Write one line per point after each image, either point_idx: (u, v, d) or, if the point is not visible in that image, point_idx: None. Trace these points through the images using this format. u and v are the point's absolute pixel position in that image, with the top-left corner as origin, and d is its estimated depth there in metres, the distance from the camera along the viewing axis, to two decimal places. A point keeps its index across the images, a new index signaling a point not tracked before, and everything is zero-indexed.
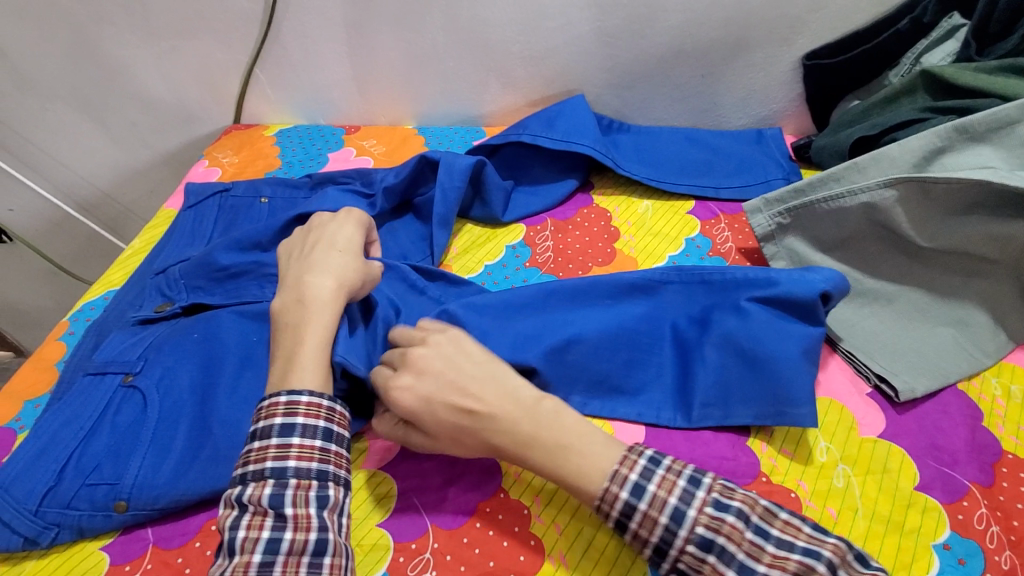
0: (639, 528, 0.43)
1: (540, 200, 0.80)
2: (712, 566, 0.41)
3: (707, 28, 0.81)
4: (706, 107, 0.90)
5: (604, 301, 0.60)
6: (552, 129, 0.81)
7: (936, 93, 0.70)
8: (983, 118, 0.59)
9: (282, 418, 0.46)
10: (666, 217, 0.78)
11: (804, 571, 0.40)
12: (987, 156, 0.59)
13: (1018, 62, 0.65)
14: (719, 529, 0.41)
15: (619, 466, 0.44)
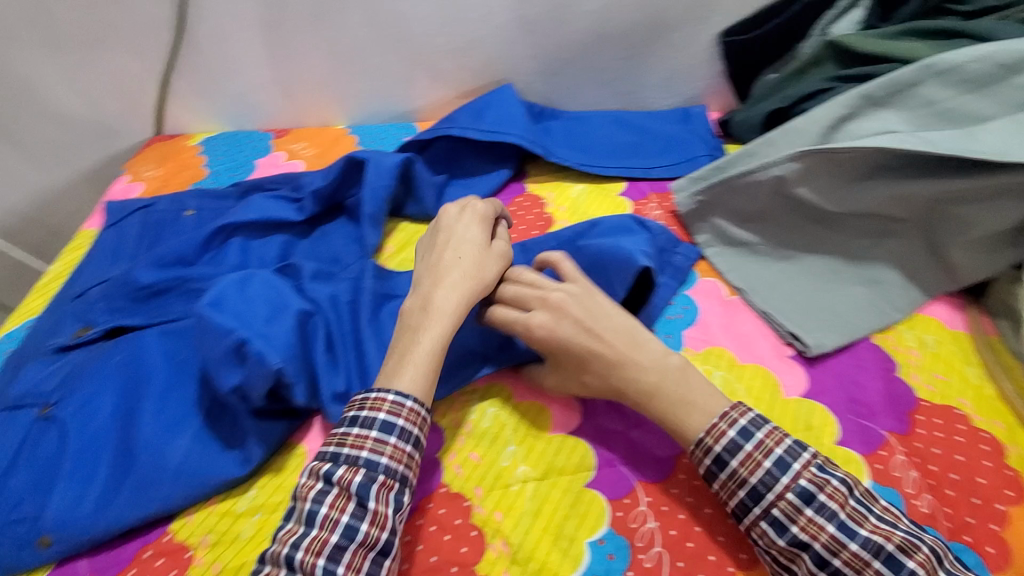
0: (739, 471, 0.46)
1: (474, 192, 0.80)
2: (810, 518, 0.43)
3: (624, 11, 0.83)
4: (633, 89, 0.92)
5: None
6: (480, 120, 0.81)
7: (843, 62, 0.72)
8: (883, 83, 0.61)
9: (385, 414, 0.49)
10: (599, 200, 0.79)
11: (907, 546, 0.41)
12: (889, 120, 0.62)
13: (919, 26, 0.67)
14: (822, 486, 0.44)
15: (732, 410, 0.48)
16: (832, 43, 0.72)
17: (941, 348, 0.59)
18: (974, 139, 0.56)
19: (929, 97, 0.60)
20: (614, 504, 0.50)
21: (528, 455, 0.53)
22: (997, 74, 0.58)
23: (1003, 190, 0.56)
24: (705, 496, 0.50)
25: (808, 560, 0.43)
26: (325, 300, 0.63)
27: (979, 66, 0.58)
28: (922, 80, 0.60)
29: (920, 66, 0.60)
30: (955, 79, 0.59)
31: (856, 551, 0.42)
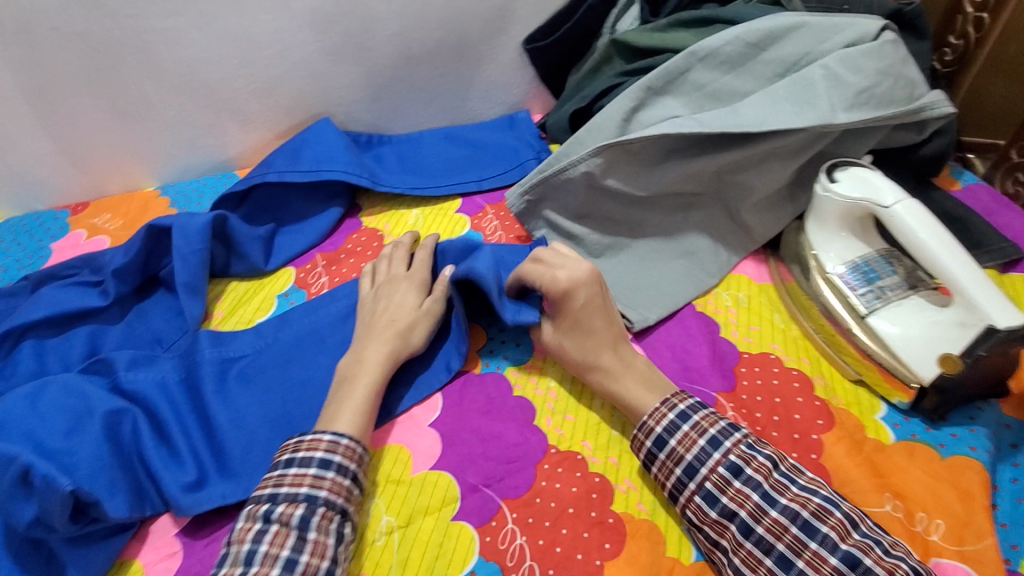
0: (677, 449, 0.49)
1: (305, 236, 0.77)
2: (737, 489, 0.46)
3: (427, 30, 0.84)
4: (457, 104, 0.93)
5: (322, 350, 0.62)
6: (298, 160, 0.78)
7: (628, 57, 0.78)
8: (659, 74, 0.66)
9: (323, 451, 0.48)
10: (436, 221, 0.80)
11: (821, 513, 0.44)
12: (671, 105, 0.67)
13: (681, 17, 0.74)
14: (749, 461, 0.47)
15: (673, 397, 0.52)
16: (615, 41, 0.77)
17: (751, 301, 0.65)
18: (742, 113, 0.61)
19: (698, 81, 0.66)
20: (482, 530, 0.50)
21: (391, 503, 0.51)
22: (747, 52, 0.65)
23: (772, 154, 0.63)
24: (566, 496, 0.51)
25: (735, 530, 0.46)
26: (149, 387, 0.57)
27: (732, 47, 0.65)
28: (690, 67, 0.66)
29: (686, 55, 0.65)
30: (716, 62, 0.65)
31: (775, 517, 0.44)
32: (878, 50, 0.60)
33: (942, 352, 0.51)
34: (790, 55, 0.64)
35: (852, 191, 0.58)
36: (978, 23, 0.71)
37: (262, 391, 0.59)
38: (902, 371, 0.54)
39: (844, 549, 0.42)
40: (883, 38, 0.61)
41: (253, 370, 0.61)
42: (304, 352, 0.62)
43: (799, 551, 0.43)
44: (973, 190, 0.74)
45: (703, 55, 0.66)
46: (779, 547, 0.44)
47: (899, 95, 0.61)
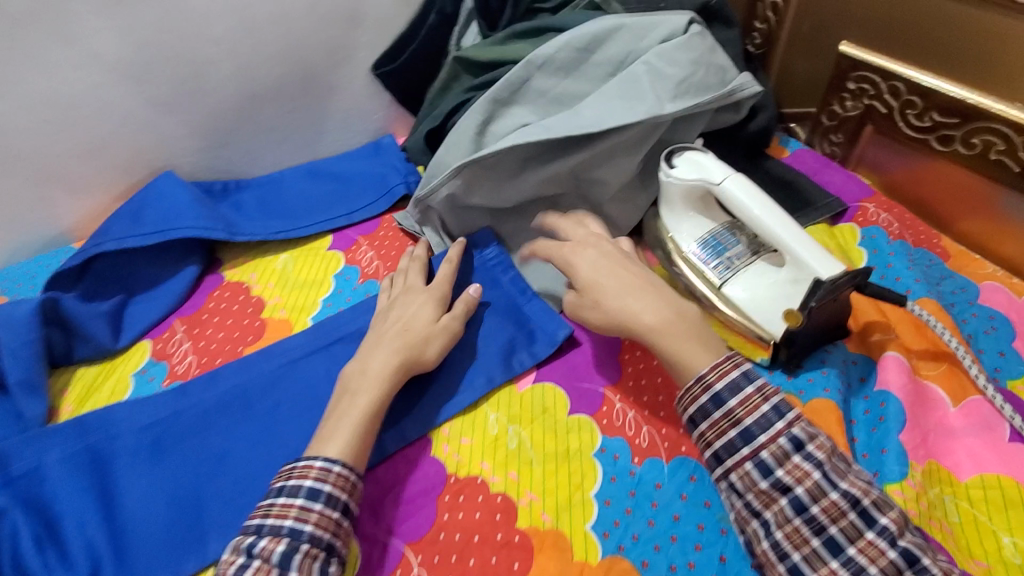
0: (735, 410, 0.46)
1: (159, 303, 0.70)
2: (796, 463, 0.44)
3: (266, 66, 0.81)
4: (316, 137, 0.90)
5: (231, 419, 0.59)
6: (141, 223, 0.71)
7: (474, 73, 0.79)
8: (502, 85, 0.68)
9: (312, 480, 0.47)
10: (308, 263, 0.76)
11: (881, 503, 0.43)
12: (520, 113, 0.69)
13: (516, 29, 0.77)
14: (813, 438, 0.45)
15: (739, 356, 0.49)
16: (459, 58, 0.78)
17: None
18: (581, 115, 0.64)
19: (540, 87, 0.69)
20: None
21: None
22: (577, 57, 0.68)
23: (616, 148, 0.66)
24: (470, 523, 0.50)
25: (785, 505, 0.44)
26: (51, 471, 0.55)
27: (564, 53, 0.68)
28: (530, 75, 0.68)
29: (524, 64, 0.67)
30: (553, 68, 0.68)
31: (833, 499, 0.43)
32: (687, 43, 0.65)
33: (786, 309, 0.55)
34: (616, 55, 0.68)
35: (688, 175, 0.62)
36: (774, 6, 0.81)
37: (175, 466, 0.56)
38: (756, 330, 0.58)
39: (900, 544, 0.41)
40: (690, 32, 0.67)
41: (170, 441, 0.58)
42: (225, 418, 0.59)
43: (852, 536, 0.42)
44: (798, 155, 0.83)
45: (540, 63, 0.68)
46: (830, 530, 0.43)
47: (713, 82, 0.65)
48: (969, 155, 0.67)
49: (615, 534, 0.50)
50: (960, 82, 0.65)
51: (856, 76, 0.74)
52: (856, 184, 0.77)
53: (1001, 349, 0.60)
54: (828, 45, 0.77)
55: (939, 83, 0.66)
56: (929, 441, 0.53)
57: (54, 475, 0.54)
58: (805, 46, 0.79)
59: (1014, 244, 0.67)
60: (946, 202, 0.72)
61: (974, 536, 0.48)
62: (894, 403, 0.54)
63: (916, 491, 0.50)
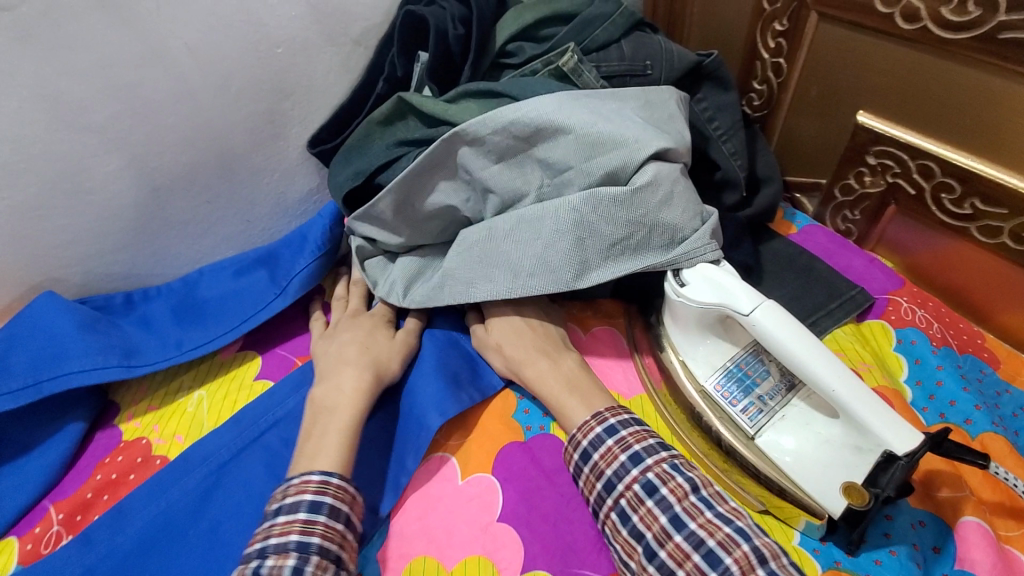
0: (599, 464, 0.48)
1: (32, 479, 0.54)
2: (648, 508, 0.44)
3: (170, 154, 0.65)
4: (243, 226, 0.75)
5: (164, 554, 0.51)
6: (8, 371, 0.57)
7: (420, 117, 0.65)
8: (423, 160, 0.59)
9: (312, 493, 0.45)
10: (227, 403, 0.62)
11: (728, 543, 0.41)
12: (449, 189, 0.62)
13: (471, 87, 0.62)
14: (666, 480, 0.45)
15: (604, 409, 0.51)
16: (403, 99, 0.64)
17: None
18: (498, 265, 0.56)
19: (467, 165, 0.59)
20: None
21: None
22: (515, 145, 0.57)
23: None
24: None
25: (642, 554, 0.44)
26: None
27: (499, 137, 0.57)
28: (457, 146, 0.58)
29: (446, 139, 0.57)
30: (483, 150, 0.58)
31: (678, 542, 0.42)
32: (629, 195, 0.53)
33: (847, 482, 0.44)
34: (554, 162, 0.56)
35: (707, 298, 0.50)
36: (776, 66, 0.70)
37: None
38: (800, 496, 0.46)
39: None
40: (635, 183, 0.53)
41: None
42: (155, 557, 0.51)
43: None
44: (809, 233, 0.72)
45: (470, 137, 0.57)
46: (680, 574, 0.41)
47: (653, 244, 0.54)
48: (1017, 250, 0.56)
49: None
50: (1008, 168, 0.54)
51: (877, 151, 0.63)
52: (880, 271, 0.67)
53: None
54: (841, 111, 0.66)
55: (977, 164, 0.56)
56: None
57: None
58: (814, 109, 0.69)
59: None
60: (979, 292, 0.62)
61: None
62: None
63: None
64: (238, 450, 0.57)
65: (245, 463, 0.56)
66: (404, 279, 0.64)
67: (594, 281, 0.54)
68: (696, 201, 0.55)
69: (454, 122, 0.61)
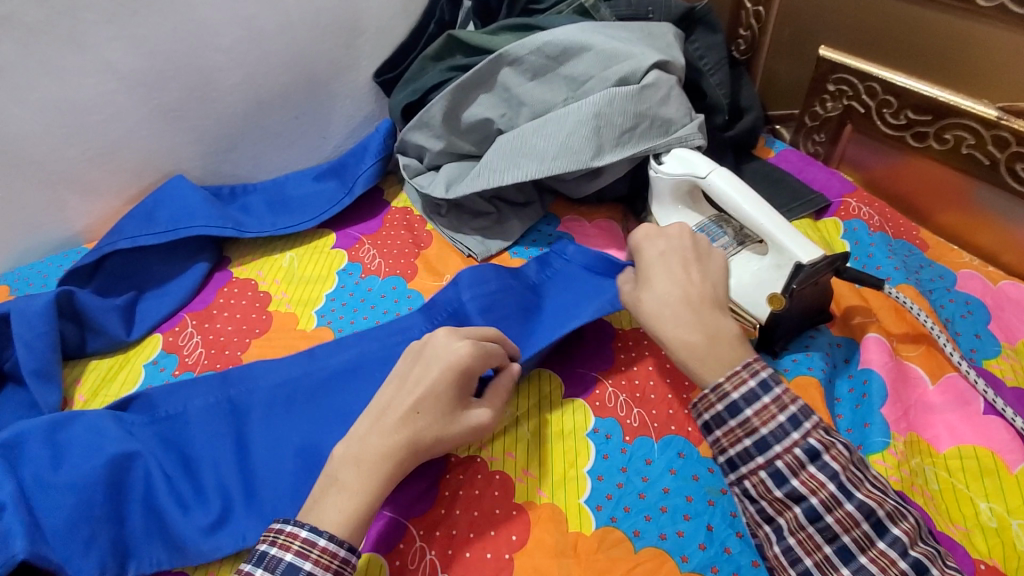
0: (751, 420, 0.47)
1: (171, 298, 0.72)
2: (811, 473, 0.45)
3: (273, 74, 0.84)
4: (319, 142, 0.93)
5: (352, 374, 0.61)
6: (152, 223, 0.74)
7: (465, 51, 0.82)
8: (471, 76, 0.74)
9: (292, 554, 0.42)
10: (312, 260, 0.78)
11: (895, 514, 0.43)
12: (487, 103, 0.76)
13: (510, 23, 0.79)
14: (829, 447, 0.45)
15: (756, 363, 0.49)
16: (452, 35, 0.81)
17: None
18: (529, 155, 0.71)
19: (507, 81, 0.75)
20: (391, 555, 0.50)
21: None
22: (547, 64, 0.73)
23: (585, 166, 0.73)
24: (470, 499, 0.53)
25: (798, 513, 0.44)
26: (193, 415, 0.58)
27: (535, 57, 0.73)
28: (500, 66, 0.74)
29: (492, 59, 0.73)
30: (520, 69, 0.74)
31: (848, 510, 0.43)
32: (638, 94, 0.68)
33: (770, 293, 0.58)
34: (578, 75, 0.72)
35: (675, 170, 0.66)
36: (757, 15, 0.85)
37: (303, 422, 0.58)
38: (742, 315, 0.60)
39: (913, 557, 0.41)
40: (642, 83, 0.68)
41: (298, 397, 0.59)
42: (351, 385, 0.60)
43: (864, 546, 0.42)
44: (783, 155, 0.85)
45: (511, 59, 0.74)
46: (844, 538, 0.43)
47: (652, 134, 0.69)
48: (942, 149, 0.70)
49: (607, 507, 0.52)
50: (935, 82, 0.69)
51: (835, 79, 0.78)
52: (839, 180, 0.81)
53: (976, 331, 0.63)
54: (807, 50, 0.82)
55: (909, 81, 0.71)
56: (910, 416, 0.56)
57: (194, 430, 0.57)
58: (786, 51, 0.84)
59: (992, 236, 0.70)
60: (923, 195, 0.75)
61: (953, 503, 0.51)
62: (876, 379, 0.57)
63: (898, 459, 0.53)
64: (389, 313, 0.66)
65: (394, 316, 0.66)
66: (445, 179, 0.77)
67: (607, 162, 0.68)
68: (687, 105, 0.70)
69: (497, 49, 0.77)
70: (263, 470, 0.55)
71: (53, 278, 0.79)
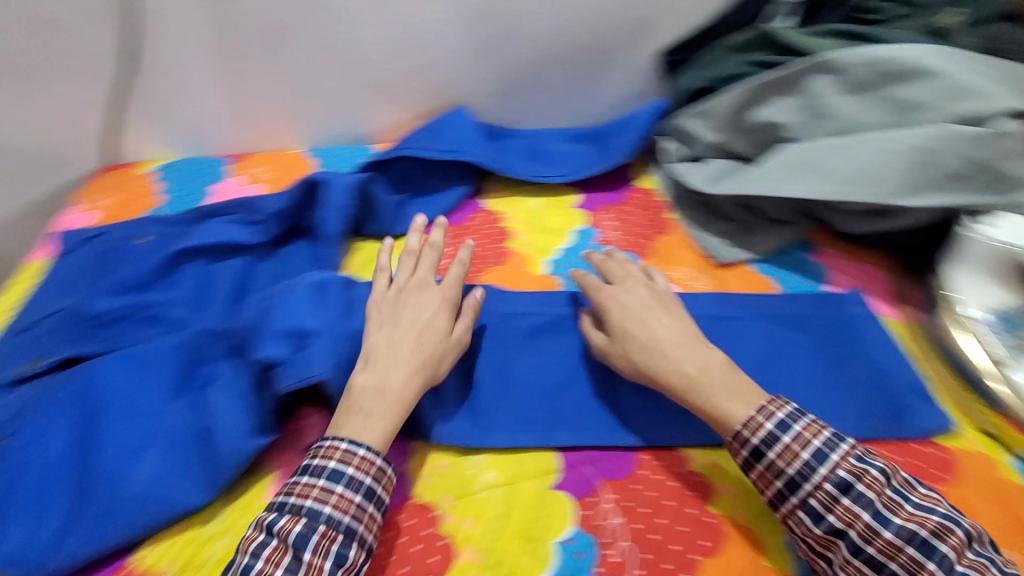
0: (775, 462, 0.49)
1: (433, 209, 0.81)
2: (846, 507, 0.46)
3: (571, 33, 0.87)
4: (584, 106, 0.96)
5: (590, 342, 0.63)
6: (437, 140, 0.84)
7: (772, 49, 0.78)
8: (779, 75, 0.70)
9: (335, 462, 0.49)
10: (554, 212, 0.82)
11: (942, 531, 0.45)
12: (785, 107, 0.72)
13: (837, 28, 0.74)
14: (862, 476, 0.47)
15: (774, 404, 0.51)
16: (766, 29, 0.77)
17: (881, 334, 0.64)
18: (819, 173, 0.66)
19: (819, 89, 0.69)
20: (579, 505, 0.52)
21: (495, 461, 0.56)
22: (874, 81, 0.66)
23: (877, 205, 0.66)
24: (668, 490, 0.54)
25: (842, 546, 0.46)
26: None
27: (863, 71, 0.66)
28: (816, 73, 0.69)
29: (811, 63, 0.68)
30: (840, 79, 0.68)
31: (889, 538, 0.45)
32: (981, 139, 0.60)
33: None
34: (908, 101, 0.65)
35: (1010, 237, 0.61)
36: None
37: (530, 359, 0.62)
38: None
39: (960, 570, 0.43)
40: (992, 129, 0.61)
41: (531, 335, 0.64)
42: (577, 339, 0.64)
43: (914, 569, 0.44)
44: None
45: (833, 67, 0.68)
46: (891, 567, 0.45)
47: (981, 187, 0.62)
48: None
49: None
50: None
51: None
52: None
53: None
54: None
55: None
56: None
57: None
58: None
59: None
60: None
61: None
62: None
63: None
64: None
65: None
66: (713, 171, 0.76)
67: (914, 203, 0.62)
68: None
69: (817, 53, 0.71)
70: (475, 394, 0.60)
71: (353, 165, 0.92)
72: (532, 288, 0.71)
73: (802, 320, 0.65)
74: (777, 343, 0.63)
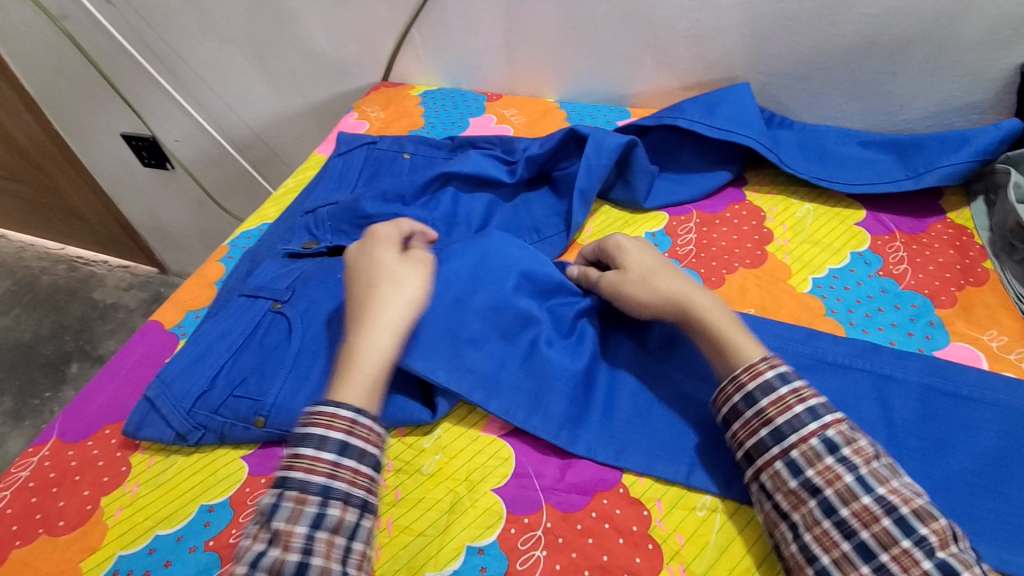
0: (796, 446, 0.44)
1: (687, 189, 0.74)
2: (906, 548, 0.39)
3: (913, 19, 0.71)
4: (889, 110, 0.79)
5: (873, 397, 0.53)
6: (712, 114, 0.74)
7: None
8: None
9: (299, 429, 0.45)
10: (829, 225, 0.70)
11: None
12: None
13: None
14: (905, 499, 0.40)
15: (805, 389, 0.46)
16: None
17: None
18: None
19: None
20: None
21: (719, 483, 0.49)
22: None
23: None
24: None
25: (851, 555, 0.40)
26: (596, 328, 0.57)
27: None
28: None
29: None
30: None
31: (867, 503, 0.41)
32: None
33: None
34: None
35: None
36: None
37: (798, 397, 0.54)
38: None
39: (940, 557, 0.38)
40: None
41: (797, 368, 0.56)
42: (858, 389, 0.54)
43: (886, 544, 0.39)
44: None
45: None
46: (863, 536, 0.40)
47: None
48: None
49: None
50: None
51: None
52: None
53: None
54: None
55: None
56: None
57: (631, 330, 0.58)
58: None
59: None
60: None
61: None
62: None
63: None
64: (946, 372, 0.54)
65: (950, 376, 0.54)
66: None
67: None
68: None
69: None
70: (650, 417, 0.52)
71: (611, 126, 0.87)
72: (792, 304, 0.62)
73: (949, 394, 0.53)
74: (931, 415, 0.52)
